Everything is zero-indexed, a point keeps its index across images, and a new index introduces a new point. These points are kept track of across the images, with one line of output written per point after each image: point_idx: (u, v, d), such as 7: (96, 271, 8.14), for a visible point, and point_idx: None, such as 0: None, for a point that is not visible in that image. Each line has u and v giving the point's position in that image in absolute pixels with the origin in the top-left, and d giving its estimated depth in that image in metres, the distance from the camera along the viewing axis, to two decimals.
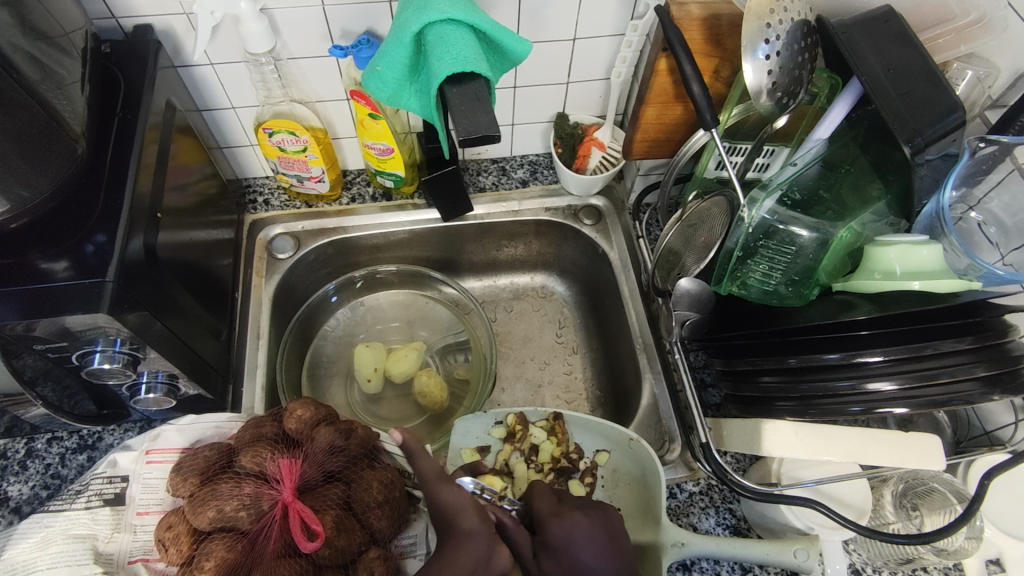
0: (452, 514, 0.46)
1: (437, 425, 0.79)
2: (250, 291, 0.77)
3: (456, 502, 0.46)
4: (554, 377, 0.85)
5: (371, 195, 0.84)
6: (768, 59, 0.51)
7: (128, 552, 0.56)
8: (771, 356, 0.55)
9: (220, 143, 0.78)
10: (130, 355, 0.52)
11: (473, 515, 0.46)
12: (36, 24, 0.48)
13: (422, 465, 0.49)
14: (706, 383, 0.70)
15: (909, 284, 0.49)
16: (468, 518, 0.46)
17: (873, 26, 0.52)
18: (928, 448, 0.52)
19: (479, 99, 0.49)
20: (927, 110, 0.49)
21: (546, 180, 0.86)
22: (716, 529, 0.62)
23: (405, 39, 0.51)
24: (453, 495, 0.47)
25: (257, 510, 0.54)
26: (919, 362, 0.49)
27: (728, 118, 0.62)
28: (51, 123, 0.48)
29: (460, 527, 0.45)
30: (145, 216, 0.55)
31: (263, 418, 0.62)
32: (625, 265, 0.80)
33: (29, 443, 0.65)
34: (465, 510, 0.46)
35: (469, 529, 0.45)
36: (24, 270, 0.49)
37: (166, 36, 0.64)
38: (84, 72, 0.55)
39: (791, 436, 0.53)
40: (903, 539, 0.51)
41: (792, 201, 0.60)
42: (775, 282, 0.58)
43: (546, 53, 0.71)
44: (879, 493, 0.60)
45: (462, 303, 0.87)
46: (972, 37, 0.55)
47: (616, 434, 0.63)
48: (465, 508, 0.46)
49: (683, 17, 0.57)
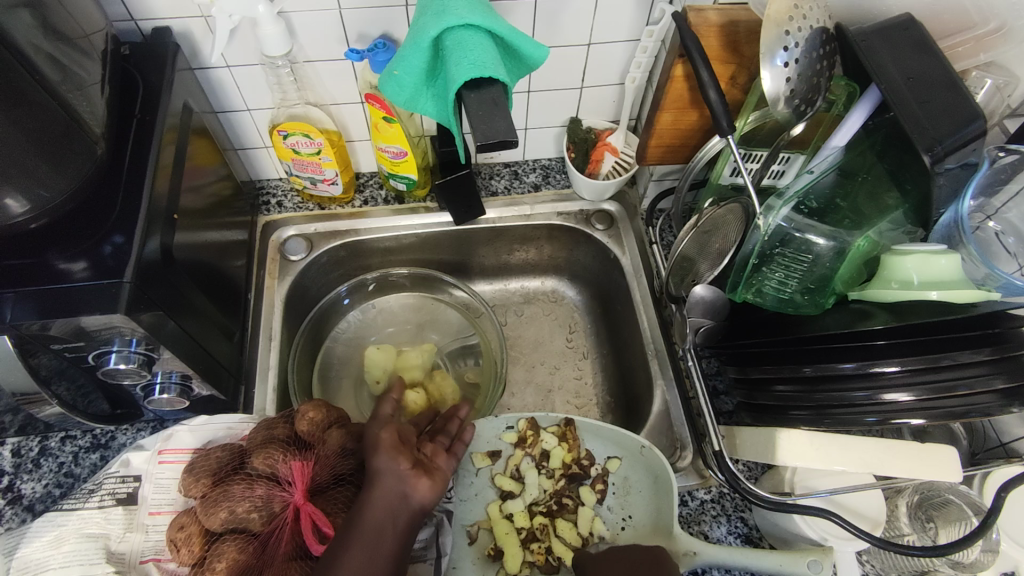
0: (373, 450, 0.48)
1: None
2: (262, 292, 0.77)
3: (383, 445, 0.48)
4: (563, 382, 0.85)
5: (383, 198, 0.84)
6: (787, 67, 0.51)
7: (140, 552, 0.56)
8: (786, 365, 0.55)
9: (235, 145, 0.78)
10: (145, 355, 0.53)
11: (386, 454, 0.47)
12: (58, 26, 0.49)
13: (382, 411, 0.53)
14: (718, 391, 0.70)
15: (928, 293, 0.48)
16: (381, 456, 0.48)
17: (892, 34, 0.52)
18: (946, 460, 0.51)
19: (496, 104, 0.49)
20: (948, 119, 0.49)
21: (558, 185, 0.86)
22: (727, 538, 0.61)
23: (423, 43, 0.51)
24: (383, 432, 0.49)
25: (269, 512, 0.54)
26: (936, 373, 0.48)
27: (745, 125, 0.62)
28: (73, 125, 0.48)
29: (376, 464, 0.47)
30: (162, 217, 0.55)
31: (274, 420, 0.62)
32: (637, 270, 0.80)
33: (42, 441, 0.65)
34: (381, 445, 0.48)
35: (382, 467, 0.47)
36: (43, 270, 0.50)
37: (184, 39, 0.65)
38: (104, 74, 0.55)
39: (806, 446, 0.53)
40: (919, 551, 0.50)
41: (808, 209, 0.59)
42: (791, 290, 0.57)
43: (561, 57, 0.71)
44: (894, 503, 0.59)
45: (473, 307, 0.87)
46: (992, 45, 0.54)
47: (627, 440, 0.63)
48: (384, 449, 0.48)
49: (700, 24, 0.57)
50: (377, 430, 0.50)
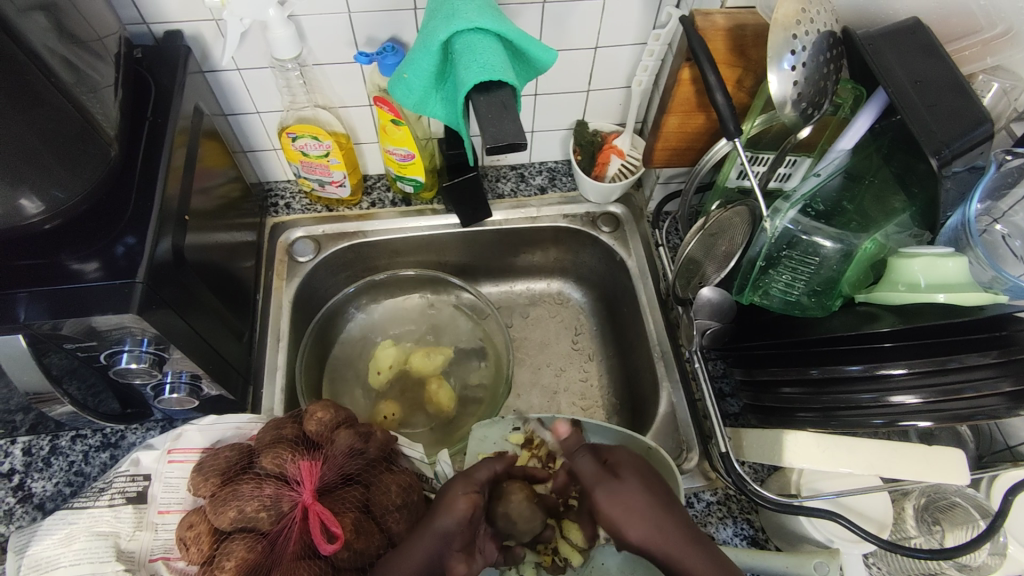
0: (443, 510, 0.48)
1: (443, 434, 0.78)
2: (271, 293, 0.78)
3: (454, 513, 0.48)
4: (569, 384, 0.85)
5: (391, 200, 0.85)
6: (794, 70, 0.51)
7: (149, 550, 0.56)
8: (793, 367, 0.55)
9: (244, 147, 0.79)
10: (156, 354, 0.53)
11: (447, 516, 0.48)
12: (72, 30, 0.49)
13: (476, 474, 0.52)
14: (724, 393, 0.70)
15: (936, 296, 0.49)
16: (448, 517, 0.48)
17: (898, 38, 0.52)
18: (952, 462, 0.52)
19: (506, 107, 0.49)
20: (955, 123, 0.49)
21: (565, 187, 0.86)
22: (733, 539, 0.62)
23: (432, 47, 0.52)
24: (460, 505, 0.48)
25: (277, 512, 0.54)
26: (945, 375, 0.48)
27: (751, 128, 0.62)
28: (87, 128, 0.49)
29: (436, 526, 0.47)
30: (174, 218, 0.56)
31: (283, 420, 0.62)
32: (643, 273, 0.80)
33: (53, 440, 0.66)
34: (453, 512, 0.48)
35: (439, 526, 0.47)
36: (57, 270, 0.50)
37: (195, 43, 0.66)
38: (117, 77, 0.56)
39: (812, 447, 0.53)
40: (926, 553, 0.50)
41: (815, 211, 0.59)
42: (797, 293, 0.57)
43: (568, 61, 0.72)
44: (900, 506, 0.60)
45: (478, 308, 0.86)
46: (999, 48, 0.55)
47: (635, 444, 0.61)
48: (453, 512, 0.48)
49: (708, 27, 0.57)
50: (457, 494, 0.49)
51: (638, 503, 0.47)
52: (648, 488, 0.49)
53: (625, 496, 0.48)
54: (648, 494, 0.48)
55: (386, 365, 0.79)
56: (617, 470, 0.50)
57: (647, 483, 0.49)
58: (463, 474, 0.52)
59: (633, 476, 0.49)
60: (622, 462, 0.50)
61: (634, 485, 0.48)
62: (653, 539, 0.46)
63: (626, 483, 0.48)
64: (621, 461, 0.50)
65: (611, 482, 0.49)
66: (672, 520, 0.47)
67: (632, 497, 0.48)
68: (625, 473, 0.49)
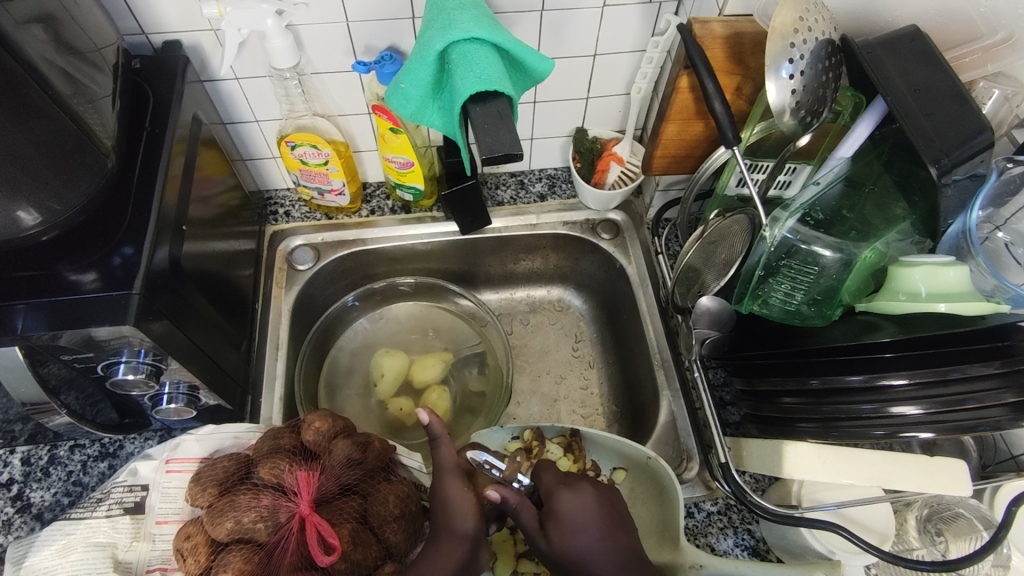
0: (457, 512, 0.49)
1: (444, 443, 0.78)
2: (269, 302, 0.77)
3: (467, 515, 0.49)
4: (569, 392, 0.85)
5: (390, 208, 0.85)
6: (792, 78, 0.51)
7: (146, 561, 0.56)
8: (793, 377, 0.55)
9: (244, 156, 0.79)
10: (154, 365, 0.53)
11: (467, 517, 0.49)
12: (70, 41, 0.49)
13: (446, 478, 0.52)
14: (724, 401, 0.70)
15: (936, 305, 0.47)
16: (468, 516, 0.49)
17: (897, 46, 0.52)
18: (955, 474, 0.51)
19: (502, 117, 0.49)
20: (955, 131, 0.48)
21: (564, 195, 0.86)
22: (734, 550, 0.61)
23: (428, 57, 0.52)
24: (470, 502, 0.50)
25: (275, 523, 0.54)
26: (946, 386, 0.48)
27: (751, 135, 0.62)
28: (83, 138, 0.49)
29: (457, 528, 0.49)
30: (171, 227, 0.56)
31: (281, 430, 0.62)
32: (643, 280, 0.80)
33: (52, 450, 0.66)
34: (468, 511, 0.50)
35: (460, 527, 0.49)
36: (54, 281, 0.50)
37: (194, 52, 0.66)
38: (115, 87, 0.56)
39: (812, 459, 0.53)
40: (928, 566, 0.50)
41: (814, 220, 0.59)
42: (797, 302, 0.57)
43: (566, 68, 0.72)
44: (902, 517, 0.59)
45: (479, 316, 0.87)
46: (999, 56, 0.54)
47: (634, 453, 0.61)
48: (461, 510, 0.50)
49: (705, 35, 0.57)
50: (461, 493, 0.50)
51: (581, 559, 0.47)
52: (595, 537, 0.48)
53: (571, 549, 0.47)
54: (597, 548, 0.48)
55: (383, 374, 0.79)
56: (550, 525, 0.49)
57: (588, 538, 0.48)
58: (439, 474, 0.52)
59: (567, 535, 0.48)
60: (560, 519, 0.49)
61: (574, 540, 0.48)
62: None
63: (563, 541, 0.48)
64: (561, 515, 0.49)
65: (546, 541, 0.48)
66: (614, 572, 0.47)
67: (577, 549, 0.47)
68: (557, 531, 0.48)
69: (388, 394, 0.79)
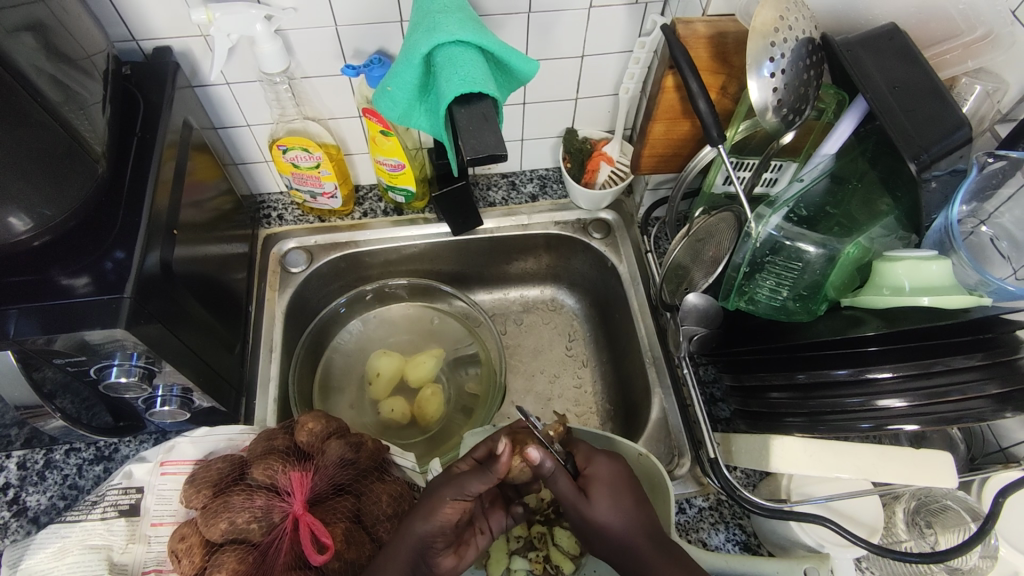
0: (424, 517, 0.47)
1: (433, 446, 0.79)
2: (264, 304, 0.78)
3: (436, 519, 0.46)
4: (563, 391, 0.85)
5: (383, 210, 0.85)
6: (774, 77, 0.52)
7: (142, 563, 0.57)
8: (780, 372, 0.55)
9: (236, 160, 0.80)
10: (146, 368, 0.54)
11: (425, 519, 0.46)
12: (61, 48, 0.50)
13: (467, 484, 0.48)
14: (715, 398, 0.70)
15: (919, 299, 0.48)
16: (427, 524, 0.46)
17: (877, 44, 0.53)
18: (940, 465, 0.52)
19: (486, 119, 0.50)
20: (933, 127, 0.49)
21: (555, 195, 0.87)
22: (725, 545, 0.62)
23: (414, 60, 0.52)
24: (445, 514, 0.47)
25: (269, 522, 0.55)
26: (929, 379, 0.48)
27: (736, 134, 0.62)
28: (73, 144, 0.49)
29: (416, 530, 0.47)
30: (162, 232, 0.56)
31: (275, 431, 0.63)
32: (634, 278, 0.80)
33: (47, 454, 0.66)
34: (433, 518, 0.46)
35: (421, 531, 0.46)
36: (46, 286, 0.51)
37: (184, 58, 0.66)
38: (105, 93, 0.57)
39: (800, 453, 0.53)
40: (915, 557, 0.50)
41: (798, 217, 0.60)
42: (783, 298, 0.57)
43: (554, 69, 0.72)
44: (891, 510, 0.59)
45: (473, 316, 0.88)
46: (979, 53, 0.54)
47: (624, 449, 0.61)
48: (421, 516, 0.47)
49: (689, 36, 0.58)
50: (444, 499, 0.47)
51: (617, 524, 0.48)
52: (628, 505, 0.49)
53: (607, 511, 0.49)
54: (631, 516, 0.49)
55: (379, 373, 0.80)
56: (590, 488, 0.50)
57: (622, 505, 0.49)
58: (456, 477, 0.49)
59: (605, 501, 0.49)
60: (600, 482, 0.50)
61: (611, 506, 0.49)
62: (619, 555, 0.48)
63: (599, 507, 0.49)
64: (600, 480, 0.50)
65: (584, 504, 0.49)
66: (645, 542, 0.48)
67: (613, 516, 0.49)
68: (597, 495, 0.49)
69: (383, 393, 0.80)
